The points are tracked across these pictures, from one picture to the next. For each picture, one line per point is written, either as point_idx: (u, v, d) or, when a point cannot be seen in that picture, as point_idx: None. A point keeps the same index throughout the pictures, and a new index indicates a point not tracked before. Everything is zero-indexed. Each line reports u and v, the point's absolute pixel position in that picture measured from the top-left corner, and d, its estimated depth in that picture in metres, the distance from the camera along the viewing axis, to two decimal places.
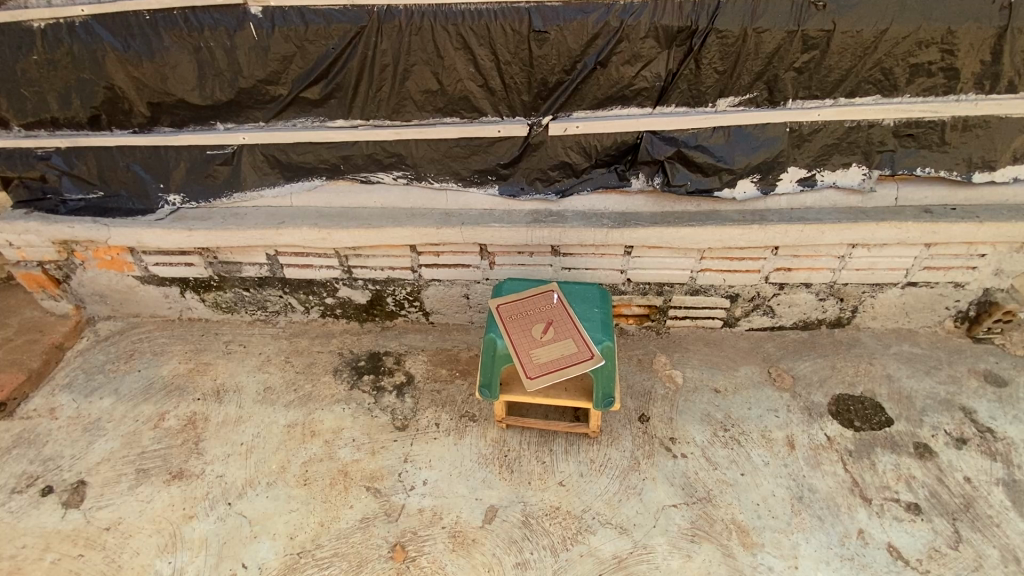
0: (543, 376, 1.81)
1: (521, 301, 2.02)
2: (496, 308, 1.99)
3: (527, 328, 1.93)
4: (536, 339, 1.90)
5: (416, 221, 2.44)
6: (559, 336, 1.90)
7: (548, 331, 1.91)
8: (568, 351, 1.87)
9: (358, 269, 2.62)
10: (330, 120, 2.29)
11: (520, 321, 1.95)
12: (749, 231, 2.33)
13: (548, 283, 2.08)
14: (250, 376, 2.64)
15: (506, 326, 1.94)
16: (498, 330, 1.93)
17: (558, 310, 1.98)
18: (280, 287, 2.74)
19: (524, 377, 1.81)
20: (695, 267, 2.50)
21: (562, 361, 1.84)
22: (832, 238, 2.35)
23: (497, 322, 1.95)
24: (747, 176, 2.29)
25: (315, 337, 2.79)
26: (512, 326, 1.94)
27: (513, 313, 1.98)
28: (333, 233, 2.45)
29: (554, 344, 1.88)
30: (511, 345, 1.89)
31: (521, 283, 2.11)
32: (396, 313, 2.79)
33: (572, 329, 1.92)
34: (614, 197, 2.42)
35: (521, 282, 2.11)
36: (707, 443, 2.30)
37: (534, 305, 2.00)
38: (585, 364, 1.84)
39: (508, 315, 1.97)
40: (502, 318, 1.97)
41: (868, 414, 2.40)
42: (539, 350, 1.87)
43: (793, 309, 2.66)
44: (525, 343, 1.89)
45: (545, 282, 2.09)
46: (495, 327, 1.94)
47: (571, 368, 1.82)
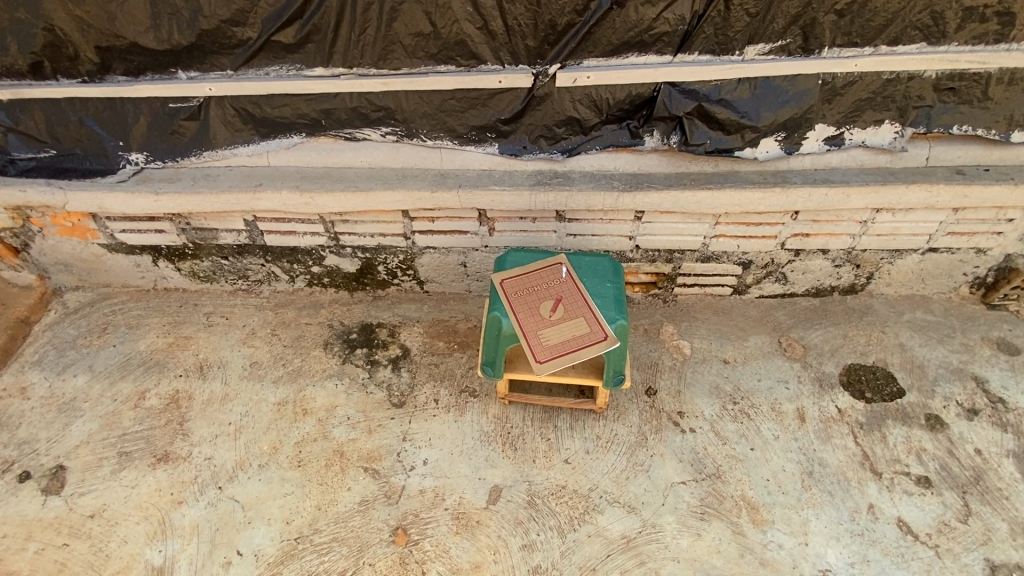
0: (554, 359, 1.67)
1: (526, 273, 1.86)
2: (497, 281, 1.84)
3: (534, 305, 1.78)
4: (544, 317, 1.75)
5: (409, 183, 2.22)
6: (571, 314, 1.76)
7: (557, 308, 1.77)
8: (581, 331, 1.72)
9: (346, 236, 2.41)
10: (308, 68, 2.01)
11: (526, 296, 1.80)
12: (771, 195, 2.16)
13: (556, 253, 1.91)
14: (236, 351, 2.49)
15: (510, 302, 1.78)
16: (502, 307, 1.77)
17: (569, 285, 1.83)
18: (262, 255, 2.53)
19: (533, 360, 1.67)
20: (709, 232, 2.34)
21: (574, 343, 1.70)
22: (856, 202, 2.19)
23: (500, 298, 1.80)
24: (771, 134, 2.09)
25: (303, 308, 2.63)
26: (517, 302, 1.78)
27: (518, 288, 1.82)
28: (316, 197, 2.23)
29: (565, 323, 1.74)
30: (517, 324, 1.74)
31: (524, 251, 1.95)
32: (389, 282, 2.61)
33: (585, 306, 1.77)
34: (625, 156, 2.21)
35: (524, 251, 1.94)
36: (716, 417, 2.23)
37: (541, 279, 1.84)
38: (601, 347, 1.70)
39: (513, 289, 1.81)
40: (506, 292, 1.81)
41: (880, 385, 2.34)
42: (549, 330, 1.72)
43: (807, 277, 2.54)
44: (533, 322, 1.74)
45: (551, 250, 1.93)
46: (498, 303, 1.78)
47: (584, 351, 1.69)
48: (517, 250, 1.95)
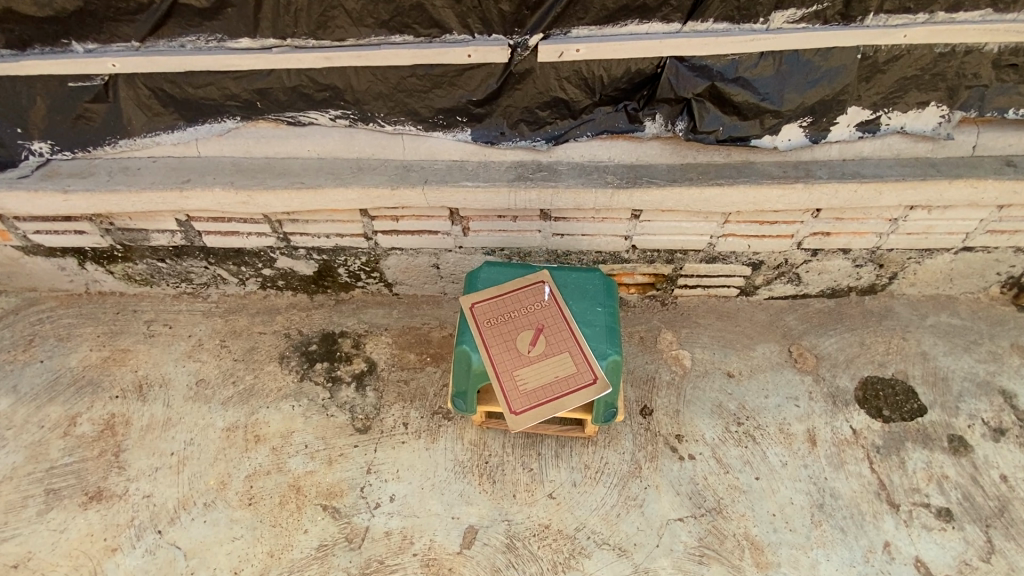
0: (531, 409, 1.44)
1: (502, 297, 1.61)
2: (466, 307, 1.59)
3: (510, 339, 1.53)
4: (521, 354, 1.51)
5: (365, 178, 1.87)
6: (553, 351, 1.52)
7: (538, 343, 1.53)
8: (565, 372, 1.49)
9: (298, 237, 2.08)
10: (232, 39, 1.64)
11: (501, 327, 1.55)
12: (791, 192, 1.84)
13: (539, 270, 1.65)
14: (180, 367, 2.21)
15: (482, 335, 1.54)
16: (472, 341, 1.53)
17: (553, 313, 1.58)
18: (203, 257, 2.21)
19: (507, 410, 1.44)
20: (717, 232, 2.03)
21: (557, 388, 1.48)
22: (889, 199, 1.88)
23: (470, 328, 1.55)
24: (796, 119, 1.75)
25: (256, 315, 2.33)
26: (490, 335, 1.54)
27: (492, 316, 1.57)
28: (256, 195, 1.88)
29: (546, 363, 1.50)
30: (489, 363, 1.50)
31: (501, 268, 1.69)
32: (352, 285, 2.30)
33: (572, 340, 1.53)
34: (622, 144, 1.86)
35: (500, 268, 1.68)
36: (718, 441, 2.01)
37: (520, 304, 1.59)
38: (588, 392, 1.47)
39: (486, 318, 1.56)
40: (477, 321, 1.56)
41: (899, 402, 2.11)
42: (527, 371, 1.49)
43: (823, 277, 2.26)
44: (509, 360, 1.51)
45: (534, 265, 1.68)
46: (467, 335, 1.54)
47: (568, 399, 1.46)
48: (494, 266, 1.70)
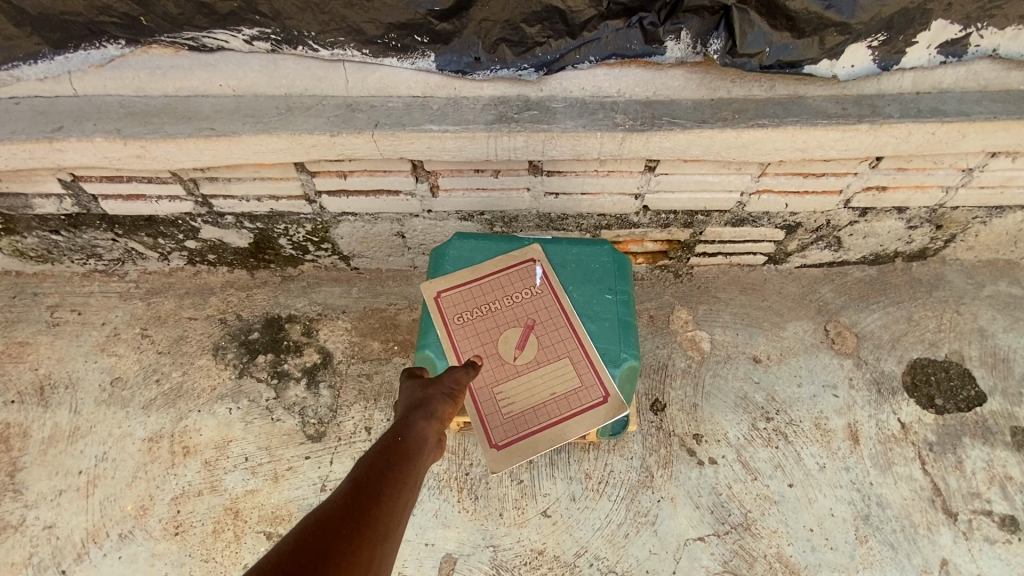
0: (520, 438, 1.21)
1: (488, 284, 1.35)
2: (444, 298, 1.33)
3: (498, 343, 1.29)
4: (512, 364, 1.27)
5: (296, 121, 1.41)
6: (551, 360, 1.28)
7: (532, 349, 1.28)
8: (565, 389, 1.25)
9: (221, 200, 1.64)
10: None
11: (487, 328, 1.31)
12: (852, 135, 1.42)
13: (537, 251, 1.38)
14: (91, 363, 1.81)
15: (463, 338, 1.29)
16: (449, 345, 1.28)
17: (554, 312, 1.32)
18: (107, 228, 1.77)
19: (488, 440, 1.20)
20: (750, 187, 1.62)
21: (554, 406, 1.24)
22: (971, 143, 1.48)
23: (447, 328, 1.30)
24: (867, 36, 1.31)
25: (185, 296, 1.92)
26: (473, 338, 1.29)
27: (477, 313, 1.32)
28: (153, 147, 1.43)
29: (542, 376, 1.26)
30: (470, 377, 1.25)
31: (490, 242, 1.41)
32: (299, 258, 1.88)
33: (576, 347, 1.29)
34: (634, 73, 1.41)
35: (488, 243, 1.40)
36: (743, 442, 1.68)
37: (511, 297, 1.34)
38: (593, 417, 1.23)
39: (469, 316, 1.31)
40: (457, 317, 1.31)
41: (954, 389, 1.79)
42: (519, 386, 1.25)
43: (868, 241, 1.88)
44: (496, 371, 1.26)
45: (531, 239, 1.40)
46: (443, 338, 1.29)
47: (567, 424, 1.22)
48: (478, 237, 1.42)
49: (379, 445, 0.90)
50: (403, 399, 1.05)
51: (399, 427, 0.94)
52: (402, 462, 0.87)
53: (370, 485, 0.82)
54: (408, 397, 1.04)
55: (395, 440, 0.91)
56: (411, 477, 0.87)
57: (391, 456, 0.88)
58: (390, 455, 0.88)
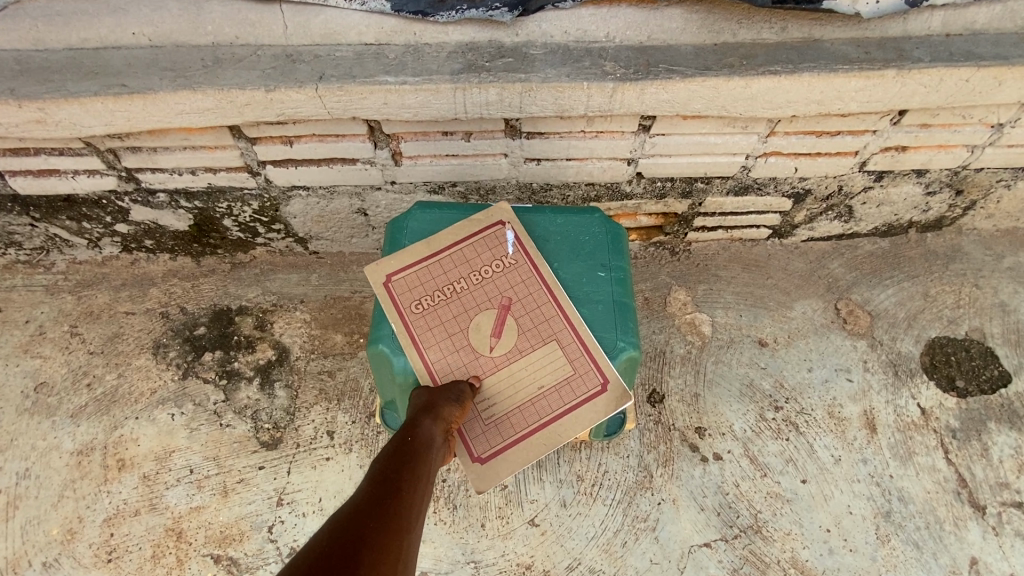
0: (508, 445, 1.05)
1: (455, 266, 1.16)
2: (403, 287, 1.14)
3: (472, 334, 1.12)
4: (490, 357, 1.10)
5: (226, 75, 1.19)
6: (536, 349, 1.11)
7: (512, 338, 1.12)
8: (556, 381, 1.09)
9: (149, 174, 1.41)
10: None
11: (458, 318, 1.13)
12: (875, 83, 1.24)
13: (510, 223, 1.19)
14: (12, 367, 1.59)
15: (426, 330, 1.11)
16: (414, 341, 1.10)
17: (535, 293, 1.14)
18: (22, 210, 1.54)
19: (471, 451, 1.05)
20: (755, 149, 1.44)
21: (544, 403, 1.08)
22: (1008, 92, 1.30)
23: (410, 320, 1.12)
24: None
25: (121, 288, 1.69)
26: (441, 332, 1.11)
27: (444, 301, 1.14)
28: (55, 109, 1.20)
29: (527, 369, 1.10)
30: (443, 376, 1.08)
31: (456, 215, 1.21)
32: (250, 242, 1.67)
33: (564, 332, 1.11)
34: (625, 12, 1.20)
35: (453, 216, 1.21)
36: (751, 434, 1.52)
37: (480, 279, 1.16)
38: (590, 412, 1.07)
39: (435, 305, 1.13)
40: (423, 307, 1.13)
41: (976, 369, 1.64)
42: (501, 384, 1.08)
43: (882, 210, 1.71)
44: (473, 367, 1.10)
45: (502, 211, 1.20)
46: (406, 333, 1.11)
47: (559, 423, 1.07)
48: (446, 208, 1.22)
49: (390, 446, 0.86)
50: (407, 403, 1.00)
51: (407, 428, 0.90)
52: (418, 461, 0.84)
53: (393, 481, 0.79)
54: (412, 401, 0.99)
55: (405, 440, 0.87)
56: (427, 474, 0.84)
57: (406, 453, 0.84)
58: (405, 453, 0.84)
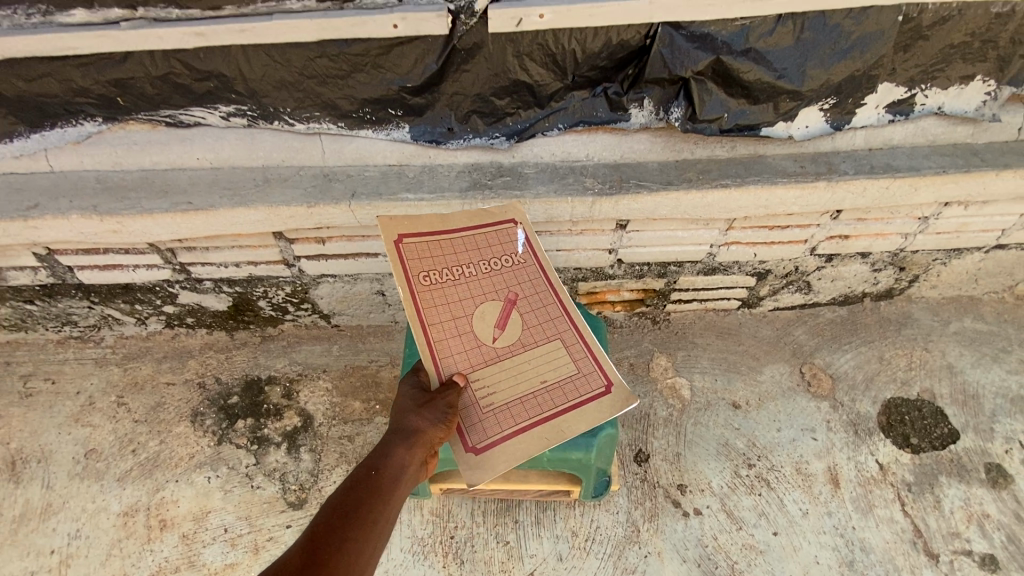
0: (506, 437, 1.05)
1: (465, 250, 1.25)
2: (420, 272, 1.19)
3: (482, 324, 1.16)
4: (498, 349, 1.14)
5: (274, 193, 1.44)
6: (541, 345, 1.17)
7: (521, 333, 1.17)
8: (560, 378, 1.13)
9: (198, 267, 1.65)
10: (62, 11, 1.19)
11: (467, 301, 1.18)
12: (811, 192, 1.50)
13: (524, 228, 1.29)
14: (65, 435, 1.77)
15: (432, 303, 1.16)
16: (424, 326, 1.14)
17: (544, 293, 1.23)
18: (83, 296, 1.76)
19: (466, 440, 1.04)
20: (718, 240, 1.69)
21: (547, 394, 1.11)
22: (924, 195, 1.56)
23: (423, 306, 1.16)
24: (819, 100, 1.38)
25: (163, 360, 1.90)
26: (452, 318, 1.15)
27: (457, 290, 1.20)
28: (129, 223, 1.44)
29: (533, 365, 1.14)
30: (448, 363, 1.11)
31: (470, 212, 1.30)
32: (280, 318, 1.89)
33: (569, 332, 1.19)
34: (601, 139, 1.47)
35: (465, 215, 1.29)
36: (727, 490, 1.69)
37: (489, 268, 1.24)
38: (595, 411, 1.10)
39: (449, 293, 1.18)
40: (432, 283, 1.19)
41: (928, 427, 1.83)
42: (504, 372, 1.12)
43: (836, 284, 1.95)
44: (480, 357, 1.13)
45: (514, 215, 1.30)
46: (418, 316, 1.14)
47: (562, 419, 1.08)
48: None
49: (355, 476, 0.92)
50: (394, 411, 1.05)
51: (378, 456, 0.95)
52: (378, 498, 0.89)
53: (352, 519, 0.85)
54: (397, 412, 1.03)
55: (370, 472, 0.92)
56: (388, 511, 0.90)
57: (367, 489, 0.90)
58: (370, 488, 0.90)
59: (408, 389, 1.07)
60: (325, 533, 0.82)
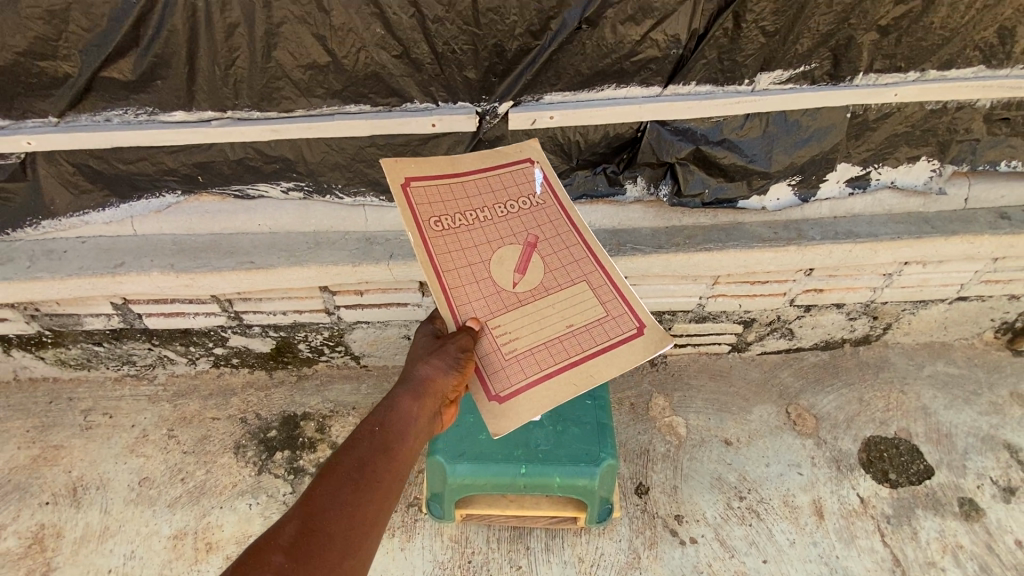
0: (531, 382, 1.05)
1: (479, 195, 1.21)
2: (433, 219, 1.15)
3: (502, 269, 1.14)
4: (520, 294, 1.13)
5: (323, 254, 1.69)
6: (564, 289, 1.15)
7: (543, 277, 1.15)
8: (587, 322, 1.12)
9: (250, 314, 1.89)
10: (164, 112, 1.43)
11: (483, 247, 1.16)
12: (783, 254, 1.73)
13: (540, 167, 1.27)
14: (121, 464, 1.97)
15: (445, 249, 1.13)
16: (442, 274, 1.11)
17: (564, 237, 1.21)
18: (146, 339, 1.99)
19: (489, 390, 1.05)
20: (706, 293, 1.92)
21: (573, 340, 1.10)
22: (884, 256, 1.79)
23: (439, 253, 1.13)
24: (786, 178, 1.64)
25: (208, 397, 2.11)
26: (469, 265, 1.13)
27: (473, 235, 1.17)
28: (200, 278, 1.69)
29: (559, 308, 1.13)
30: (470, 312, 1.10)
31: (478, 154, 1.26)
32: (315, 359, 2.11)
33: (594, 275, 1.17)
34: (602, 208, 1.72)
35: (475, 157, 1.26)
36: (720, 520, 1.85)
37: (505, 213, 1.21)
38: (627, 352, 1.09)
39: (464, 239, 1.15)
40: (444, 228, 1.15)
41: (905, 463, 1.99)
42: (528, 319, 1.11)
43: (817, 331, 2.15)
44: (501, 303, 1.12)
45: (531, 154, 1.28)
46: (432, 262, 1.11)
47: (591, 363, 1.07)
48: None
49: (360, 431, 0.96)
50: (408, 361, 1.10)
51: (384, 409, 0.99)
52: (382, 455, 0.93)
53: (353, 479, 0.89)
54: (409, 363, 1.09)
55: (375, 426, 0.96)
56: (390, 468, 0.93)
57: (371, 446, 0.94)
58: (374, 444, 0.94)
59: (424, 338, 1.13)
60: (325, 496, 0.85)
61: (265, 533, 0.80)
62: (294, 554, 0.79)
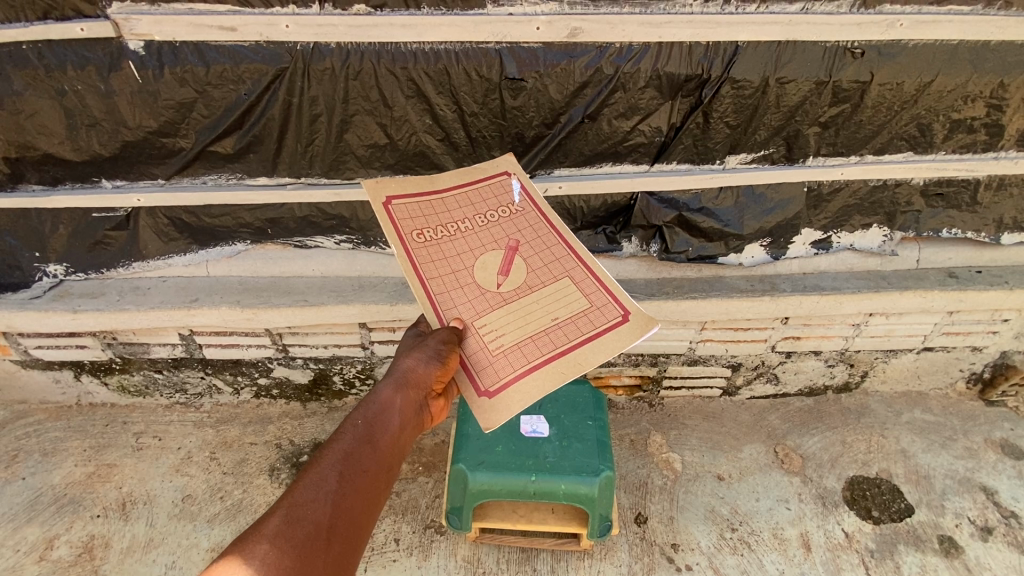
0: (519, 376, 1.12)
1: (464, 213, 1.35)
2: (417, 234, 1.29)
3: (486, 274, 1.26)
4: (504, 294, 1.23)
5: (366, 296, 2.00)
6: (549, 286, 1.26)
7: (527, 276, 1.26)
8: (572, 314, 1.21)
9: (297, 347, 2.17)
10: (251, 177, 1.79)
11: (467, 256, 1.28)
12: (759, 304, 2.01)
13: (518, 183, 1.42)
14: (167, 482, 2.17)
15: (427, 262, 1.25)
16: (428, 282, 1.23)
17: (546, 241, 1.33)
18: (201, 368, 2.27)
19: (478, 387, 1.12)
20: (695, 337, 2.18)
21: (559, 332, 1.19)
22: (849, 308, 2.06)
23: (425, 264, 1.25)
24: (757, 240, 1.95)
25: (248, 424, 2.34)
26: (454, 273, 1.24)
27: (457, 247, 1.29)
28: (260, 313, 2.00)
29: (544, 304, 1.23)
30: (456, 313, 1.20)
31: (457, 176, 1.42)
32: (346, 391, 2.36)
33: (576, 271, 1.28)
34: (602, 261, 2.03)
35: (456, 176, 1.41)
36: (714, 550, 2.00)
37: (488, 225, 1.34)
38: (613, 339, 1.17)
39: (447, 250, 1.28)
40: (428, 243, 1.28)
41: (886, 502, 2.15)
42: (515, 316, 1.20)
43: (799, 377, 2.38)
44: (486, 304, 1.22)
45: (507, 167, 1.45)
46: (416, 274, 1.23)
47: (579, 351, 1.15)
48: None
49: (344, 427, 1.01)
50: (392, 360, 1.17)
51: (367, 405, 1.06)
52: (365, 446, 0.99)
53: (337, 469, 0.94)
54: (391, 363, 1.15)
55: (358, 422, 1.02)
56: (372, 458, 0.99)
57: (354, 440, 0.99)
58: (358, 434, 1.00)
59: (409, 339, 1.20)
60: (308, 487, 0.90)
61: (254, 525, 0.86)
62: (278, 542, 0.84)
